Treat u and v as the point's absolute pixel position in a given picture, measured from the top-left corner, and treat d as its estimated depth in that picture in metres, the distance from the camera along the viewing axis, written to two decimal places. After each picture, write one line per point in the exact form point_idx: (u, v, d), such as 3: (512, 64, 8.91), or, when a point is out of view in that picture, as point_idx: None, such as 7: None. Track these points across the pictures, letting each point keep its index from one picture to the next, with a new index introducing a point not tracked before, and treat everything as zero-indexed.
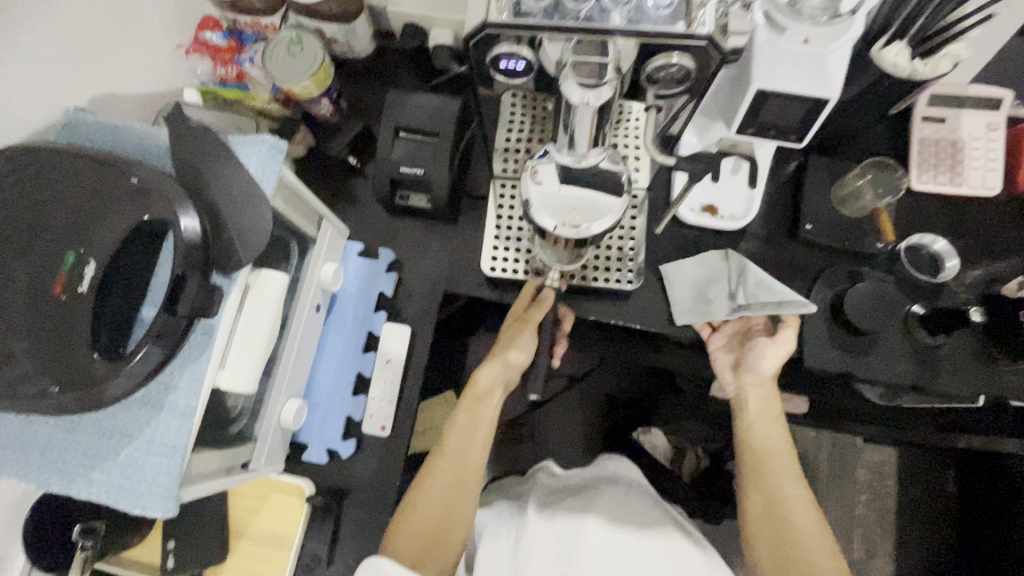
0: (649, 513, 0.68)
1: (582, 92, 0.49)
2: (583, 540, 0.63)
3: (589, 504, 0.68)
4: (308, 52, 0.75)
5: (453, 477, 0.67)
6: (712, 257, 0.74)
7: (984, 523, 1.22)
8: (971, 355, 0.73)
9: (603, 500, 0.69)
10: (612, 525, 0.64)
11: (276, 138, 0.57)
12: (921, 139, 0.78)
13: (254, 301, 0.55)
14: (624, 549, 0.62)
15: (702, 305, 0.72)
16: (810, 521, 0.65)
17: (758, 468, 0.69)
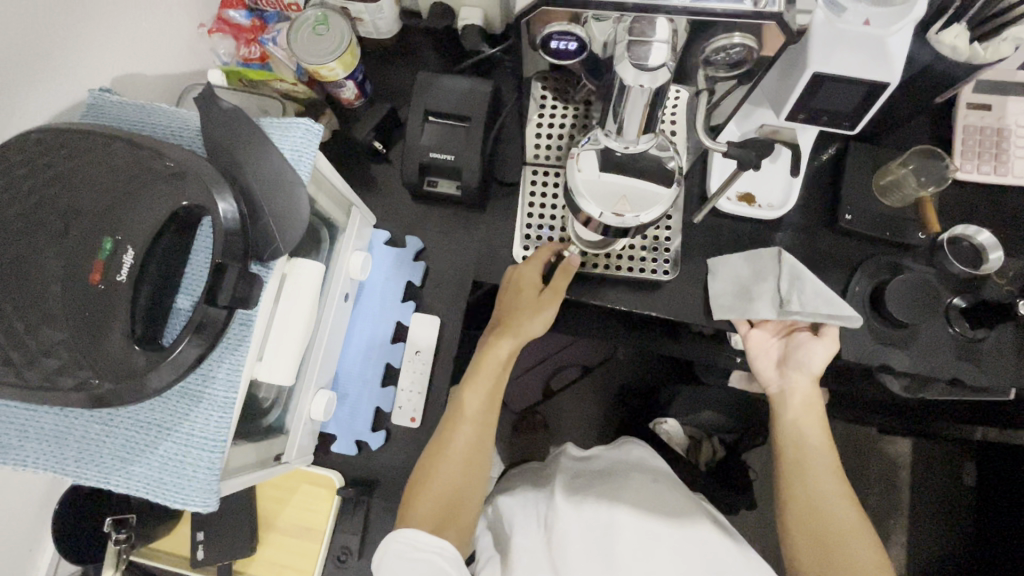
0: (681, 502, 0.62)
1: (637, 74, 0.47)
2: (612, 527, 0.57)
3: (619, 492, 0.62)
4: (335, 32, 0.72)
5: (474, 442, 0.66)
6: (765, 256, 0.70)
7: (1000, 515, 1.22)
8: (1012, 349, 0.72)
9: (633, 486, 0.64)
10: (643, 512, 0.58)
11: (310, 121, 0.55)
12: (966, 126, 0.76)
13: (292, 291, 0.54)
14: (659, 538, 0.56)
15: (743, 303, 0.70)
16: (850, 517, 0.65)
17: (798, 462, 0.69)
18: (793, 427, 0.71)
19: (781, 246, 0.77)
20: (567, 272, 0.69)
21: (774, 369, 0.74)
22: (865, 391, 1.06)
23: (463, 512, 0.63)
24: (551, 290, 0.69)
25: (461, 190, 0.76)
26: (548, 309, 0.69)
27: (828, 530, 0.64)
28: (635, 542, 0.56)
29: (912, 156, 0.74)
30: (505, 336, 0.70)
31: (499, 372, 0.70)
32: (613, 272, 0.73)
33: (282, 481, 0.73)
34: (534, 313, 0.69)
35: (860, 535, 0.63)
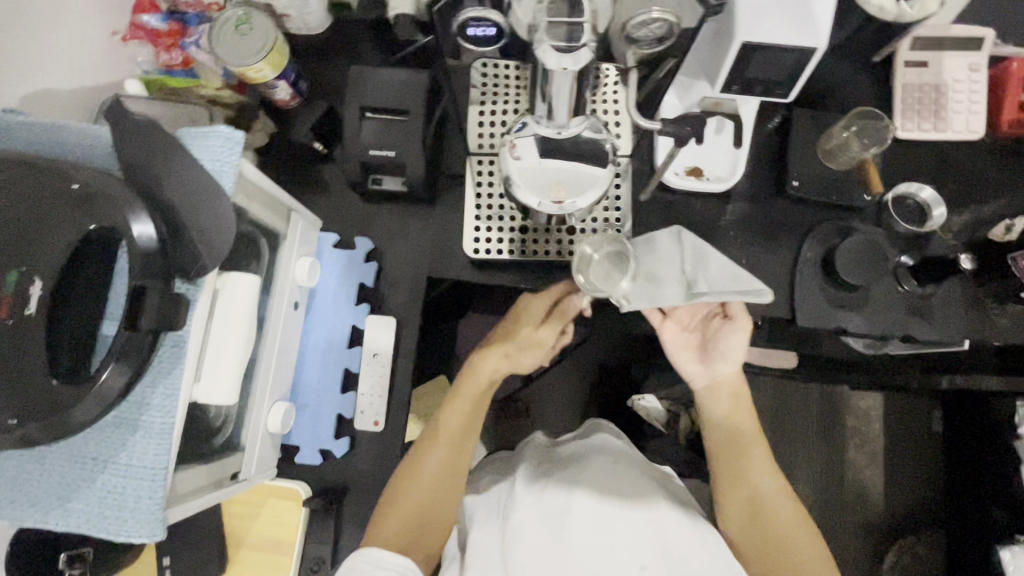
0: (639, 479, 0.63)
1: (558, 55, 0.45)
2: (570, 510, 0.57)
3: (580, 477, 0.61)
4: (258, 31, 0.70)
5: (449, 459, 0.65)
6: (665, 238, 0.65)
7: (965, 460, 1.27)
8: (960, 303, 0.73)
9: (596, 468, 0.63)
10: (601, 495, 0.58)
11: (232, 128, 0.53)
12: (905, 84, 0.76)
13: (223, 306, 0.51)
14: (616, 517, 0.57)
15: (651, 288, 0.62)
16: (788, 508, 0.66)
17: (736, 461, 0.69)
18: (726, 427, 0.70)
19: (732, 219, 0.77)
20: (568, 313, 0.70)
21: (698, 363, 0.72)
22: (830, 352, 1.08)
23: (436, 526, 0.63)
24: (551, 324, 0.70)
25: (407, 185, 0.75)
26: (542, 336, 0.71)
27: (770, 525, 0.65)
28: (592, 522, 0.56)
29: (855, 117, 0.75)
30: (488, 356, 0.70)
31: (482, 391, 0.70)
32: (568, 258, 0.72)
33: (248, 497, 0.71)
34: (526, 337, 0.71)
35: (801, 528, 0.65)
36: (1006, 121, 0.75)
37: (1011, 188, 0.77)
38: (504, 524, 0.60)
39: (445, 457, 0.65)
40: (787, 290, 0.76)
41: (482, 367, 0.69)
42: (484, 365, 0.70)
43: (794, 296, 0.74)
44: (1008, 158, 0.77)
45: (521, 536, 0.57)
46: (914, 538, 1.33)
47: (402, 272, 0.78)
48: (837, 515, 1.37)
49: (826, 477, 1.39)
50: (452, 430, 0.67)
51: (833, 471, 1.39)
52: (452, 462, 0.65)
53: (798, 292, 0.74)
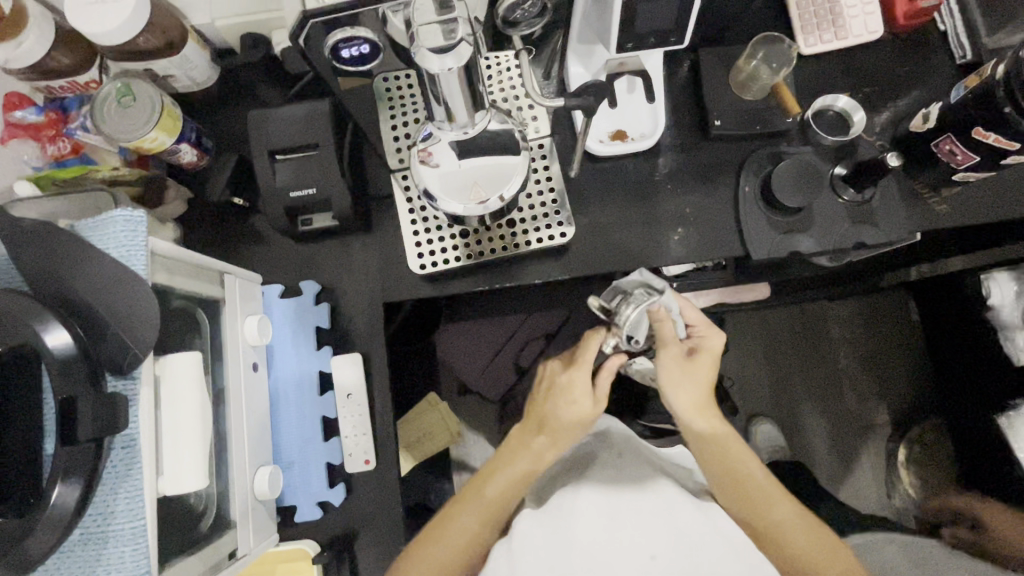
0: (639, 470, 0.64)
1: (439, 61, 0.44)
2: (577, 511, 0.57)
3: (582, 478, 0.63)
4: (142, 101, 0.67)
5: (479, 522, 0.64)
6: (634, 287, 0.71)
7: (942, 344, 1.31)
8: (897, 199, 0.75)
9: (600, 469, 0.65)
10: (605, 492, 0.59)
11: (132, 208, 0.50)
12: (797, 2, 0.77)
13: (170, 395, 0.49)
14: (623, 509, 0.57)
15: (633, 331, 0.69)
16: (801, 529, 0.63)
17: (741, 495, 0.64)
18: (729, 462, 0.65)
19: (667, 171, 0.77)
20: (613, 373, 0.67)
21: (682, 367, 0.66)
22: (799, 273, 1.10)
23: None
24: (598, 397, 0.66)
25: (338, 218, 0.73)
26: (593, 407, 0.66)
27: (790, 558, 0.61)
28: (600, 522, 0.56)
29: (758, 44, 0.76)
30: (541, 436, 0.66)
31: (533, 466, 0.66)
32: (514, 251, 0.72)
33: (257, 569, 0.69)
34: (574, 410, 0.65)
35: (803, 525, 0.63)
36: (902, 13, 0.75)
37: (924, 75, 0.78)
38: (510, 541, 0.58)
39: (476, 532, 0.64)
40: (735, 227, 0.76)
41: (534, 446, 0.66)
42: (542, 445, 0.66)
43: (745, 233, 0.75)
44: (913, 47, 0.78)
45: (529, 543, 0.56)
46: (921, 426, 1.36)
47: (356, 304, 0.76)
48: (842, 424, 1.41)
49: (826, 391, 1.42)
50: (493, 503, 0.65)
51: (830, 383, 1.42)
52: (484, 532, 0.64)
53: (746, 227, 0.74)
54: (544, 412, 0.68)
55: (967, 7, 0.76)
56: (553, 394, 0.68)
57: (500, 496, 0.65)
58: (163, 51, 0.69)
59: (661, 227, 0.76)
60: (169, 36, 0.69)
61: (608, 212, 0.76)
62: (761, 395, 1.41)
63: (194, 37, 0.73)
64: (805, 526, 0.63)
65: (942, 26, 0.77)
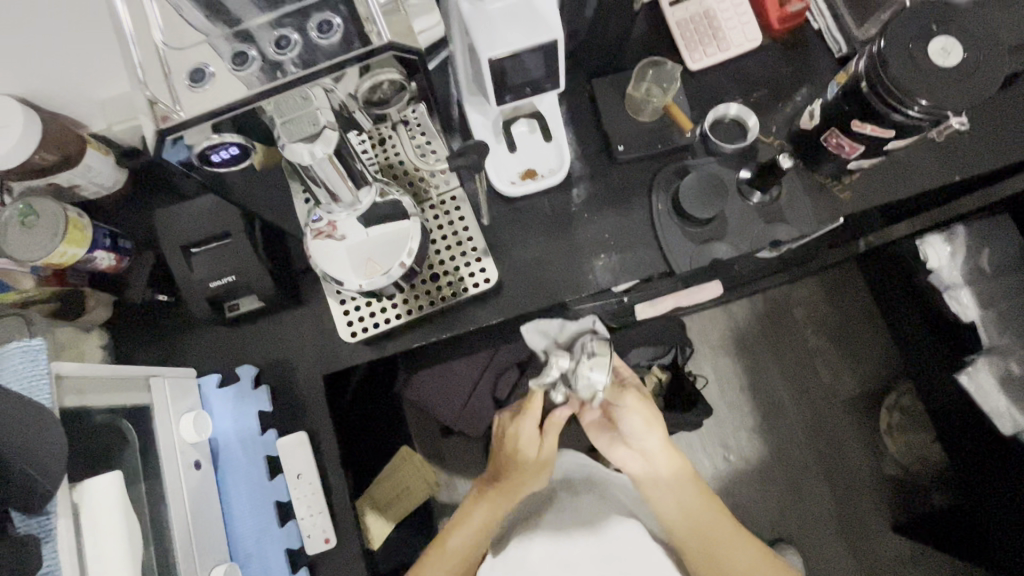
0: (592, 510, 0.73)
1: (308, 150, 0.45)
2: (528, 559, 0.66)
3: (539, 522, 0.72)
4: (45, 219, 0.67)
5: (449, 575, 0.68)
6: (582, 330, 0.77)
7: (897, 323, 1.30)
8: (802, 193, 0.77)
9: (555, 511, 0.73)
10: (558, 536, 0.68)
11: (28, 337, 0.50)
12: (678, 22, 0.81)
13: (90, 522, 0.48)
14: (573, 557, 0.66)
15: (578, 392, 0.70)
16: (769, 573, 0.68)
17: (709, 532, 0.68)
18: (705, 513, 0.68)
19: (582, 201, 0.79)
20: (557, 424, 0.73)
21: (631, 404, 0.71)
22: (741, 268, 1.13)
23: None
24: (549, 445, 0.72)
25: (264, 299, 0.73)
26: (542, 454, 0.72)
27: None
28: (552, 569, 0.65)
29: (645, 67, 0.80)
30: (500, 483, 0.72)
31: (492, 515, 0.71)
32: (442, 303, 0.73)
33: None
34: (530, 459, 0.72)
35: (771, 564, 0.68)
36: (776, 18, 0.79)
37: (809, 72, 0.81)
38: None
39: None
40: (656, 244, 0.78)
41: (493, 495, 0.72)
42: (501, 495, 0.72)
43: (664, 247, 0.77)
44: (795, 48, 0.82)
45: None
46: (896, 392, 1.39)
47: (296, 380, 0.76)
48: (817, 404, 1.42)
49: (796, 374, 1.44)
50: (458, 553, 0.69)
51: (799, 366, 1.44)
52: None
53: (664, 241, 0.77)
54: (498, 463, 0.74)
55: (835, 5, 0.80)
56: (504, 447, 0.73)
57: (463, 548, 0.70)
58: (62, 164, 0.70)
59: (585, 255, 0.78)
60: (65, 149, 0.69)
61: (530, 250, 0.78)
62: (735, 390, 1.43)
63: (94, 145, 0.73)
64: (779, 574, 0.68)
65: (816, 25, 0.81)
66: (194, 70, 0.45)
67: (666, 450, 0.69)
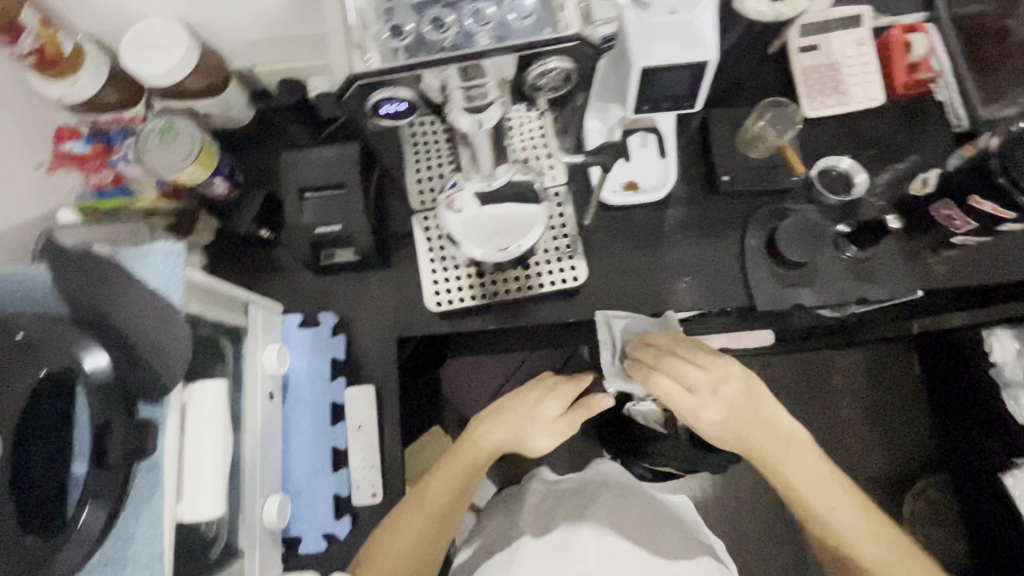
0: (640, 517, 0.73)
1: (470, 118, 0.49)
2: (576, 544, 0.68)
3: (585, 511, 0.73)
4: (183, 138, 0.71)
5: (426, 520, 0.66)
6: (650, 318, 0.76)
7: (954, 415, 1.25)
8: (897, 257, 0.77)
9: (600, 504, 0.74)
10: (607, 531, 0.69)
11: (171, 241, 0.53)
12: (803, 68, 0.82)
13: (194, 423, 0.51)
14: (621, 552, 0.67)
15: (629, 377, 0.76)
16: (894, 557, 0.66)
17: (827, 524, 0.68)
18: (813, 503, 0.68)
19: (676, 222, 0.80)
20: (593, 409, 0.72)
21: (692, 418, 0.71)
22: (801, 322, 1.12)
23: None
24: (569, 419, 0.71)
25: (360, 254, 0.76)
26: (559, 427, 0.72)
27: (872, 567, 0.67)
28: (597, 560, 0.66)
29: (764, 108, 0.79)
30: (495, 430, 0.72)
31: (479, 460, 0.71)
32: (528, 292, 0.75)
33: None
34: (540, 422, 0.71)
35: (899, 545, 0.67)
36: (901, 83, 0.80)
37: (922, 141, 0.82)
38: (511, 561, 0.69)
39: (425, 527, 0.65)
40: (741, 278, 0.79)
41: (484, 440, 0.72)
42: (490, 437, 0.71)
43: (750, 282, 0.77)
44: (912, 115, 0.83)
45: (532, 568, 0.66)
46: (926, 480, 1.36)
47: (372, 336, 0.78)
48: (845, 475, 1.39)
49: (829, 441, 1.41)
50: (439, 496, 0.68)
51: (834, 433, 1.42)
52: (431, 531, 0.66)
53: (751, 276, 0.77)
54: (503, 411, 0.73)
55: (965, 81, 0.80)
56: (521, 399, 0.73)
57: (446, 492, 0.68)
58: (206, 91, 0.74)
59: (670, 275, 0.79)
60: (213, 79, 0.74)
61: (618, 258, 0.79)
62: None
63: (236, 80, 0.77)
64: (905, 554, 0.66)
65: (941, 96, 0.82)
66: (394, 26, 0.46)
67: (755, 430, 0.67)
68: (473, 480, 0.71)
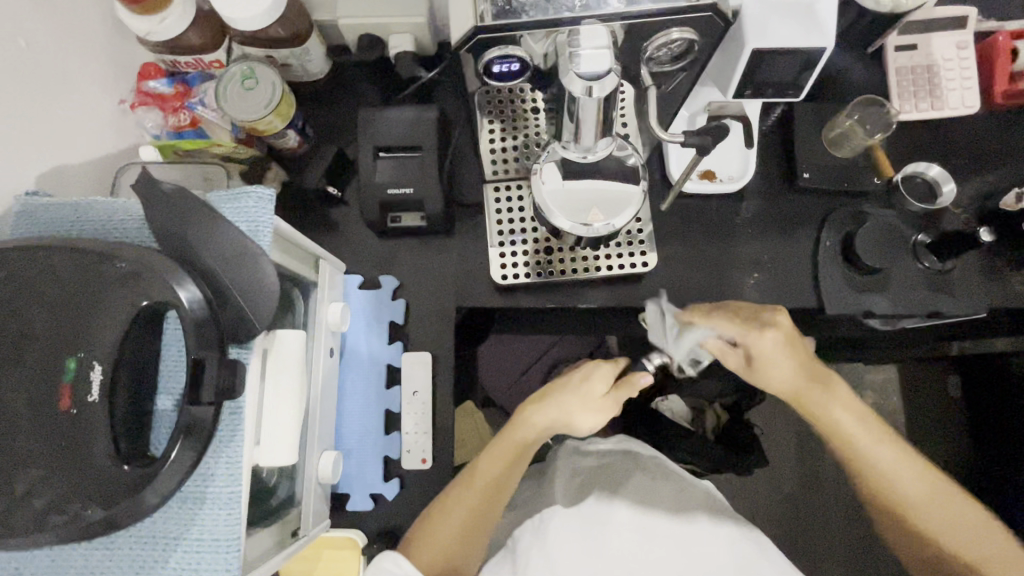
0: (675, 493, 0.72)
1: (583, 83, 0.45)
2: (610, 518, 0.67)
3: (617, 488, 0.71)
4: (263, 86, 0.70)
5: (473, 508, 0.63)
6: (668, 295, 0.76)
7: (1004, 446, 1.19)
8: (978, 272, 0.75)
9: (632, 482, 0.72)
10: (641, 509, 0.68)
11: (263, 186, 0.53)
12: (897, 68, 0.79)
13: (275, 369, 0.51)
14: (656, 529, 0.66)
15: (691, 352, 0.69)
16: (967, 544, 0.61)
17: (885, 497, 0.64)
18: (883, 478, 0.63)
19: (748, 216, 0.78)
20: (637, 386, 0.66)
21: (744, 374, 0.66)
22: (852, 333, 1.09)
23: (464, 563, 0.63)
24: (615, 398, 0.66)
25: (427, 219, 0.75)
26: (607, 405, 0.66)
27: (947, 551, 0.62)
28: (630, 534, 0.66)
29: (853, 108, 0.76)
30: (544, 407, 0.65)
31: (527, 442, 0.66)
32: (594, 274, 0.73)
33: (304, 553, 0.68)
34: (590, 402, 0.65)
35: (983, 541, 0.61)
36: (1001, 92, 0.77)
37: (1014, 155, 0.78)
38: (543, 528, 0.68)
39: (471, 510, 0.63)
40: (811, 279, 0.77)
41: (534, 419, 0.66)
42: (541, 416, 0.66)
43: (821, 284, 0.75)
44: (1006, 127, 0.79)
45: (565, 541, 0.66)
46: None
47: (431, 303, 0.78)
48: None
49: None
50: (487, 480, 0.65)
51: None
52: (478, 513, 0.64)
53: (823, 278, 0.75)
54: (552, 391, 0.67)
55: None
56: (567, 379, 0.68)
57: (495, 478, 0.65)
58: (287, 41, 0.73)
59: (738, 270, 0.77)
60: (296, 28, 0.73)
61: (686, 248, 0.78)
62: None
63: (316, 32, 0.76)
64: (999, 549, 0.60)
65: None
66: None
67: (797, 389, 0.64)
68: (520, 463, 0.66)
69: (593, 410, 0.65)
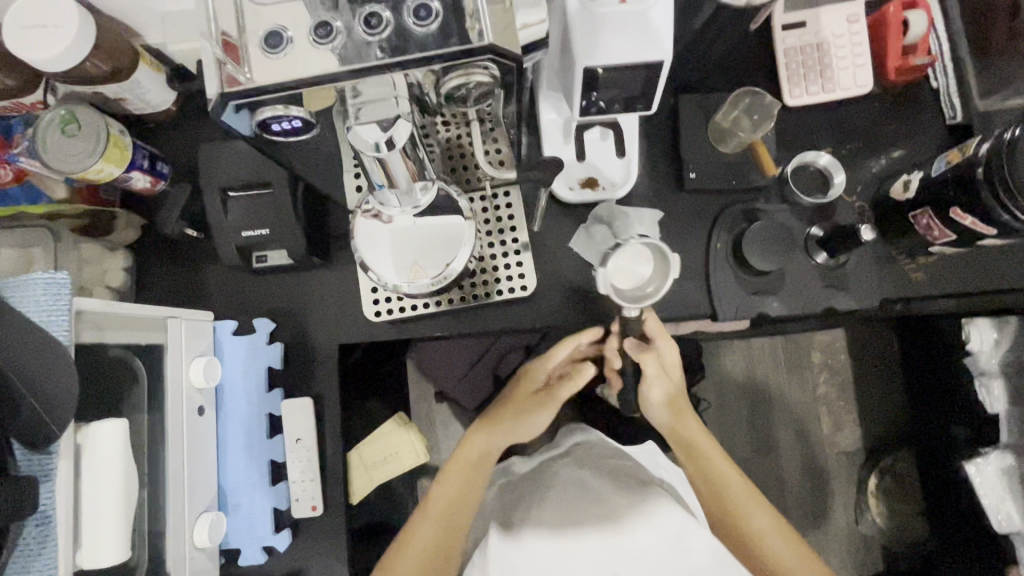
0: (597, 487, 0.71)
1: (376, 140, 0.42)
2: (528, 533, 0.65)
3: (542, 502, 0.72)
4: (88, 131, 0.64)
5: (440, 531, 0.66)
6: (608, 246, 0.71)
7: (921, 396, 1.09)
8: (872, 264, 0.72)
9: (557, 491, 0.73)
10: (562, 520, 0.66)
11: (52, 270, 0.47)
12: (785, 49, 0.73)
13: (92, 464, 0.48)
14: (581, 543, 0.62)
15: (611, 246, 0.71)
16: (779, 540, 0.67)
17: (713, 483, 0.71)
18: (713, 467, 0.72)
19: None
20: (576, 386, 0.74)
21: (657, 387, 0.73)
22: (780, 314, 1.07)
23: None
24: (550, 397, 0.75)
25: (294, 257, 0.70)
26: (545, 410, 0.75)
27: (753, 541, 0.67)
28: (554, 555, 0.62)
29: (740, 96, 0.73)
30: (483, 432, 0.75)
31: (473, 465, 0.72)
32: (473, 303, 0.70)
33: None
34: (533, 409, 0.75)
35: (782, 535, 0.67)
36: (894, 68, 0.71)
37: (910, 134, 0.75)
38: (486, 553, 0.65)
39: (435, 534, 0.66)
40: (704, 284, 0.73)
41: (481, 440, 0.74)
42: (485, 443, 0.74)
43: (713, 288, 0.72)
44: (901, 106, 0.75)
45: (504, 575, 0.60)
46: (893, 456, 1.20)
47: (311, 342, 0.74)
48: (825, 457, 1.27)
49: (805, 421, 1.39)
50: (446, 498, 0.69)
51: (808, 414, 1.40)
52: (448, 540, 0.66)
53: (714, 283, 0.72)
54: (491, 417, 0.76)
55: (963, 67, 0.72)
56: (505, 401, 0.78)
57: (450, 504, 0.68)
58: (113, 76, 0.66)
59: None
60: (116, 62, 0.65)
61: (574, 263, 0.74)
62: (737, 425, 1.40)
63: (146, 61, 0.69)
64: (781, 532, 0.68)
65: (935, 83, 0.73)
66: (271, 34, 0.40)
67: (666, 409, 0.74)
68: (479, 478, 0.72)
69: (535, 415, 0.75)
